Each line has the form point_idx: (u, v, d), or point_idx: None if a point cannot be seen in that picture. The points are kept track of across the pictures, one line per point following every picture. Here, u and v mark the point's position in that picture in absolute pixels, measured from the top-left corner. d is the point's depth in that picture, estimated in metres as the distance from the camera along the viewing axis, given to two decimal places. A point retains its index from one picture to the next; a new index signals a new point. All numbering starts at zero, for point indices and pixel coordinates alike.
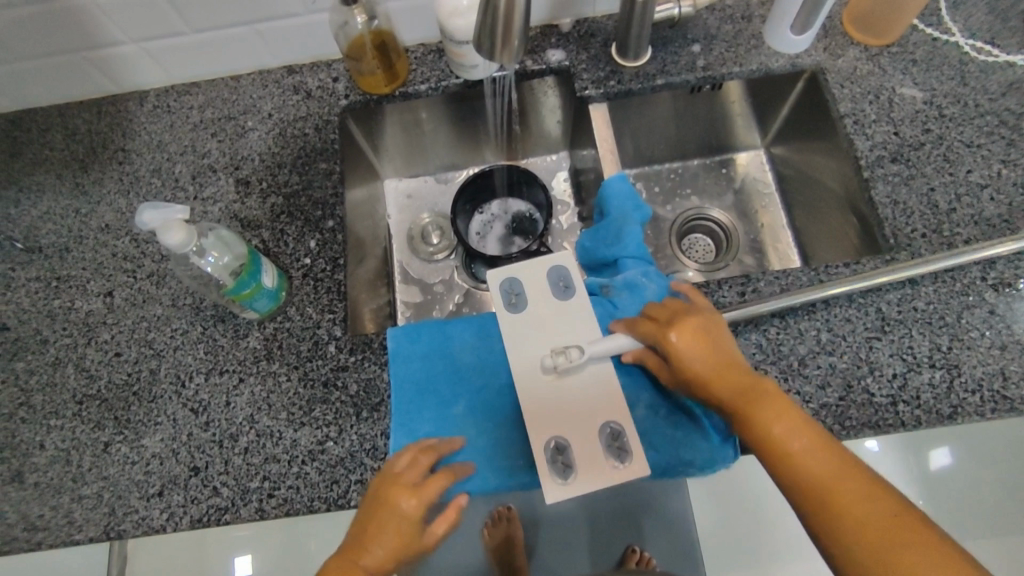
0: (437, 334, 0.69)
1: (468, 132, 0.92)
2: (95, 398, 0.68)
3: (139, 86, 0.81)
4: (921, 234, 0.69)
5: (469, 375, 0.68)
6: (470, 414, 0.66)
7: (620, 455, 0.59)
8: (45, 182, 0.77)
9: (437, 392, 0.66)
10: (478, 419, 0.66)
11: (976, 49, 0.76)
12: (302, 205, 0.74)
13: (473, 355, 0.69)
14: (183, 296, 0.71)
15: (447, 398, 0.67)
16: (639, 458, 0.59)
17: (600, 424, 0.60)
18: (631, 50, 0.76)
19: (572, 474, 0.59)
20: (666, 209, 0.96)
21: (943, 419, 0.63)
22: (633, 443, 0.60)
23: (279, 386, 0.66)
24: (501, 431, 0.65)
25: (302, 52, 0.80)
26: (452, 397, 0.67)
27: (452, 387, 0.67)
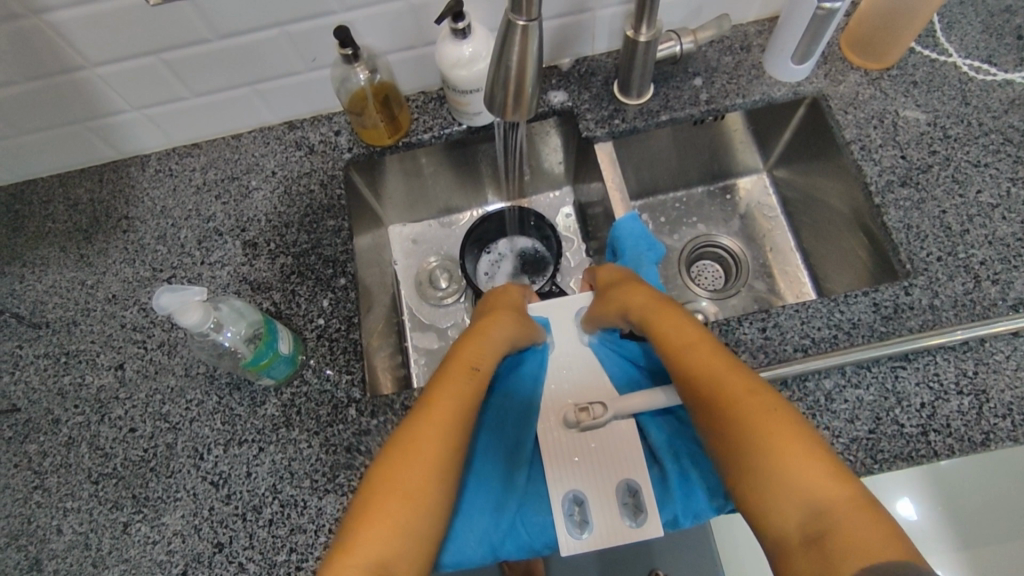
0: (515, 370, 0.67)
1: (470, 175, 0.92)
2: (112, 476, 0.66)
3: (139, 151, 0.80)
4: (937, 257, 0.68)
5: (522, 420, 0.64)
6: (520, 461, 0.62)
7: (640, 509, 0.59)
8: (48, 255, 0.76)
9: (503, 436, 0.64)
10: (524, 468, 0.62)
11: (973, 69, 0.77)
12: (313, 264, 0.73)
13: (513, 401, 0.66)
14: (196, 364, 0.70)
15: (503, 442, 0.64)
16: (656, 515, 0.58)
17: (618, 483, 0.60)
18: (633, 88, 0.76)
19: (584, 531, 0.59)
20: (673, 238, 0.96)
21: (976, 447, 0.62)
22: (650, 502, 0.59)
23: (301, 453, 0.65)
24: (534, 483, 0.62)
25: (303, 108, 0.80)
26: (514, 444, 0.64)
27: (506, 432, 0.65)
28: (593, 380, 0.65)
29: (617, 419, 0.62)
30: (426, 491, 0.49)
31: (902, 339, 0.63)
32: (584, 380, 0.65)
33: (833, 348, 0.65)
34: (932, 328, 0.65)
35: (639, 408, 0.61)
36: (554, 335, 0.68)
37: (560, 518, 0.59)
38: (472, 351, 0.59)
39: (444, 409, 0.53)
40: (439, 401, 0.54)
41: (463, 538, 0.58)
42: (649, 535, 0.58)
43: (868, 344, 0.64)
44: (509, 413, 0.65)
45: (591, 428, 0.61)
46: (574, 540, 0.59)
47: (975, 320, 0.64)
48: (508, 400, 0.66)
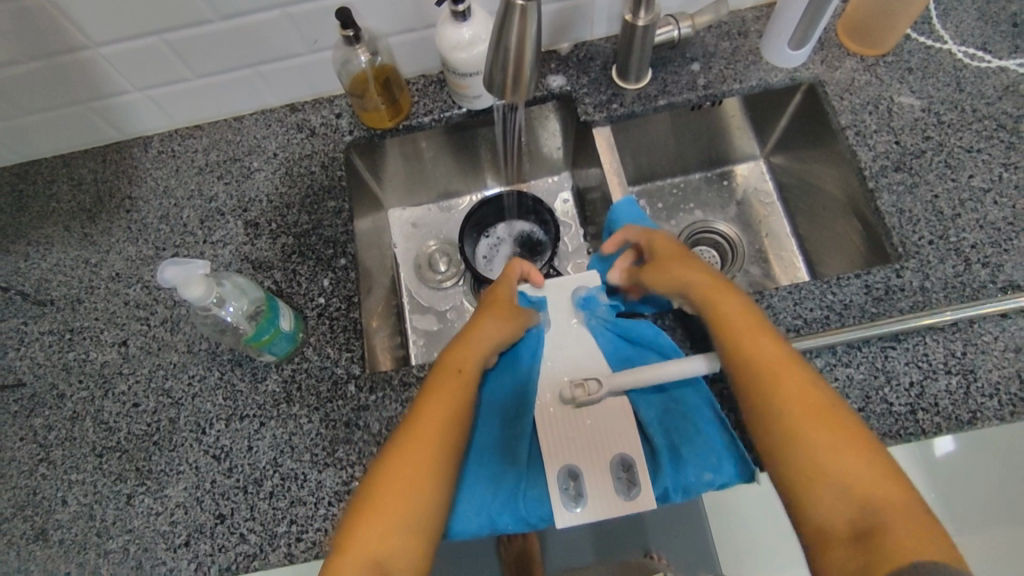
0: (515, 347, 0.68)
1: (470, 159, 0.92)
2: (116, 450, 0.67)
3: (142, 132, 0.81)
4: (929, 241, 0.69)
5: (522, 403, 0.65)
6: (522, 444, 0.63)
7: (632, 484, 0.60)
8: (53, 234, 0.77)
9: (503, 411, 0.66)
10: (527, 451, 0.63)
11: (968, 56, 0.77)
12: (314, 244, 0.74)
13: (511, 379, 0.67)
14: (198, 341, 0.71)
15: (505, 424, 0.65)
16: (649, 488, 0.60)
17: (611, 457, 0.61)
18: (631, 72, 0.77)
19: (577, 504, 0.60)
20: (670, 223, 0.97)
21: (963, 425, 0.63)
22: (643, 475, 0.60)
23: (301, 428, 0.66)
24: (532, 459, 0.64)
25: (304, 90, 0.81)
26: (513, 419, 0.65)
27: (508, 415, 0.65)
28: (589, 357, 0.67)
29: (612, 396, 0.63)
30: (413, 500, 0.51)
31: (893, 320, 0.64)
32: (580, 358, 0.67)
33: (825, 329, 0.66)
34: (922, 309, 0.66)
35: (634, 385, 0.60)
36: (551, 313, 0.69)
37: (555, 491, 0.60)
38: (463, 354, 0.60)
39: (431, 421, 0.55)
40: (435, 394, 0.56)
41: (463, 512, 0.60)
42: (641, 510, 0.60)
43: (860, 324, 0.65)
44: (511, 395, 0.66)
45: (587, 404, 0.63)
46: (569, 512, 0.60)
47: (965, 302, 0.65)
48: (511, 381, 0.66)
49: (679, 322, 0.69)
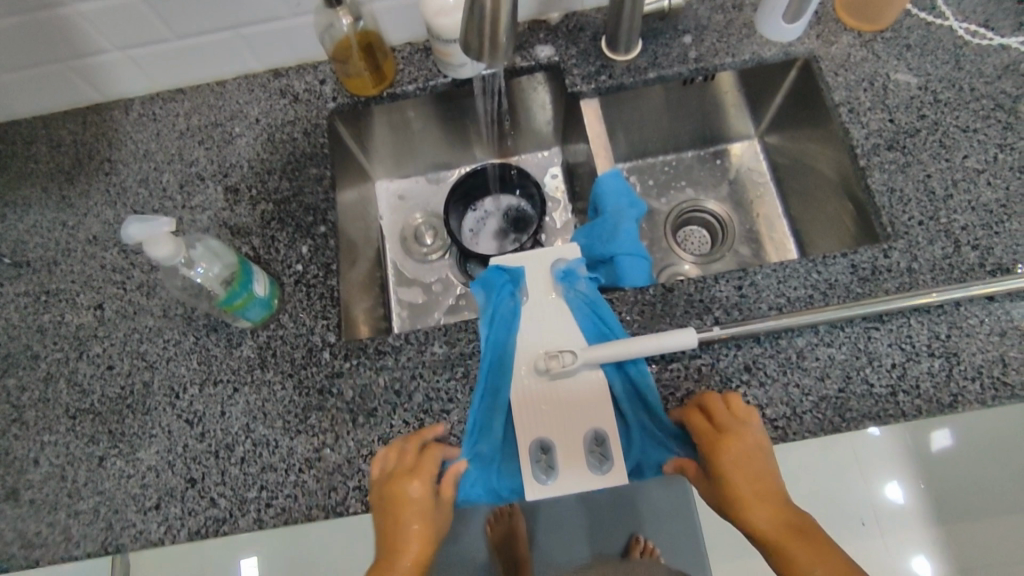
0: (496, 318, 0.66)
1: (457, 131, 0.91)
2: (89, 412, 0.67)
3: (124, 95, 0.80)
4: (919, 221, 0.68)
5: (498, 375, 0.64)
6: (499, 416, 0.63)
7: (604, 458, 0.60)
8: (30, 195, 0.76)
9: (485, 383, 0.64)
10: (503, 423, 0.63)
11: (969, 32, 0.75)
12: (293, 210, 0.73)
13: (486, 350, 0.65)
14: (174, 305, 0.70)
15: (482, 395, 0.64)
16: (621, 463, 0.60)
17: (584, 431, 0.62)
18: (621, 43, 0.75)
19: (548, 475, 0.60)
20: (661, 201, 0.95)
21: (943, 408, 0.62)
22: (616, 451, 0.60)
23: (274, 394, 0.66)
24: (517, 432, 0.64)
25: (287, 56, 0.79)
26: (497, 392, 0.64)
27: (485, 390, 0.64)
28: (565, 331, 0.66)
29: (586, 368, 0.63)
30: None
31: (878, 300, 0.63)
32: (557, 331, 0.66)
33: (808, 307, 0.65)
34: (909, 290, 0.64)
35: (607, 358, 0.60)
36: (529, 286, 0.68)
37: (527, 465, 0.61)
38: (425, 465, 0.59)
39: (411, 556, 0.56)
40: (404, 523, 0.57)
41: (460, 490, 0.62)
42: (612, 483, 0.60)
43: (845, 304, 0.64)
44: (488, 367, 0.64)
45: (560, 376, 0.63)
46: (540, 485, 0.60)
47: (954, 283, 0.64)
48: (487, 352, 0.65)
49: (661, 295, 0.66)
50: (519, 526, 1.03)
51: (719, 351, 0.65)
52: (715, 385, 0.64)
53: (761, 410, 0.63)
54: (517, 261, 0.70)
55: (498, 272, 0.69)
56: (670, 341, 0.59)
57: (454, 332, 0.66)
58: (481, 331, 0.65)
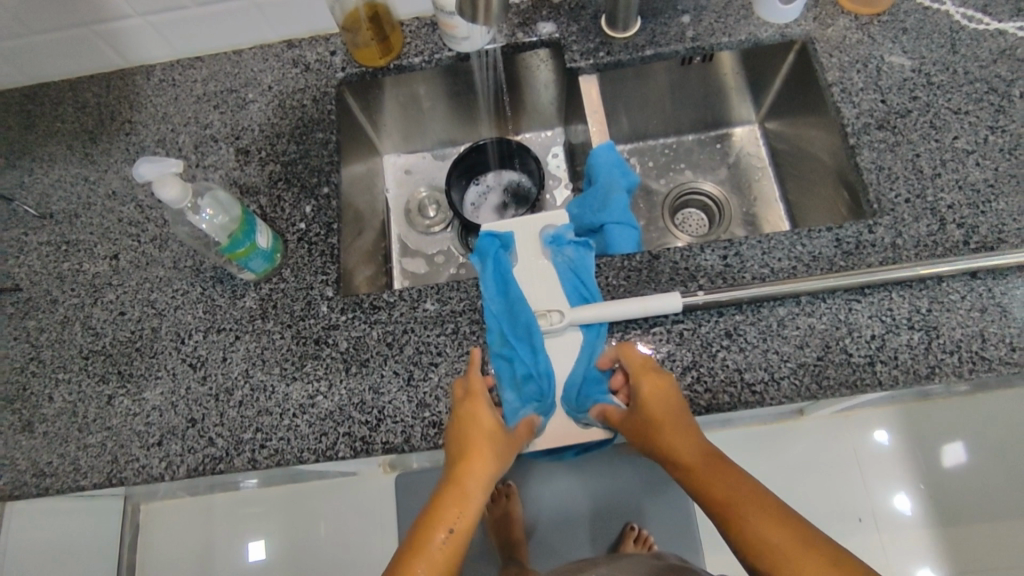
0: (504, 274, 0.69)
1: (463, 109, 0.93)
2: (101, 353, 0.71)
3: (146, 61, 0.85)
4: (905, 198, 0.69)
5: (528, 329, 0.65)
6: (517, 366, 0.65)
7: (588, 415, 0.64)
8: (56, 152, 0.81)
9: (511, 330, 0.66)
10: (522, 373, 0.65)
11: (966, 17, 0.76)
12: (299, 171, 0.76)
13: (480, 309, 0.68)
14: (184, 258, 0.74)
15: (500, 344, 0.65)
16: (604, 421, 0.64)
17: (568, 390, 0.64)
18: (620, 20, 0.78)
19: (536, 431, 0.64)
20: (660, 182, 0.97)
21: (920, 379, 0.62)
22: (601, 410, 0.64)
23: (273, 343, 0.69)
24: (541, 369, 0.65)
25: (300, 27, 0.83)
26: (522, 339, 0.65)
27: (507, 339, 0.65)
28: (550, 293, 0.69)
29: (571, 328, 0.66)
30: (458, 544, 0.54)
31: (857, 274, 0.64)
32: (545, 292, 0.69)
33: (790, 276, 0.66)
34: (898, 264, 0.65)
35: (594, 318, 0.65)
36: (519, 250, 0.71)
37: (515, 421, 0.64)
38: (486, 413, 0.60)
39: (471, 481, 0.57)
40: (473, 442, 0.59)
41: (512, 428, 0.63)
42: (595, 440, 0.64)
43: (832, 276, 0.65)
44: (511, 317, 0.66)
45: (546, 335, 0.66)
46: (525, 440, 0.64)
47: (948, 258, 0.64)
48: (508, 305, 0.67)
49: (646, 263, 0.68)
50: (514, 509, 1.06)
51: (701, 316, 0.66)
52: (695, 349, 0.65)
53: (739, 373, 0.64)
54: (508, 226, 0.73)
55: (489, 236, 0.71)
56: (656, 305, 0.64)
57: (446, 291, 0.69)
58: (492, 285, 0.68)
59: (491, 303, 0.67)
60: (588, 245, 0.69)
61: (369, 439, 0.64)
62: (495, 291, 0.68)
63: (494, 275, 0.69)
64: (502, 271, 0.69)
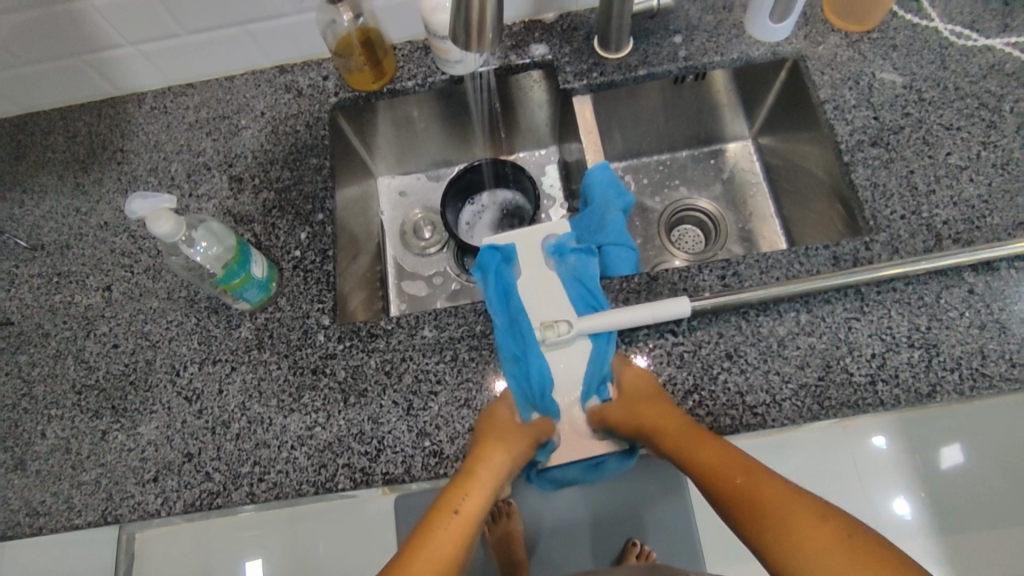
0: (510, 288, 0.69)
1: (457, 130, 0.93)
2: (94, 388, 0.70)
3: (137, 88, 0.84)
4: (901, 215, 0.69)
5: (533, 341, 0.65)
6: (528, 383, 0.64)
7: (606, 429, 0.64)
8: (47, 183, 0.80)
9: (519, 347, 0.65)
10: (536, 388, 0.64)
11: (954, 34, 0.77)
12: (294, 198, 0.76)
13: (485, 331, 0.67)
14: (179, 289, 0.73)
15: (511, 362, 0.65)
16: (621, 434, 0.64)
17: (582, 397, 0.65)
18: (612, 41, 0.78)
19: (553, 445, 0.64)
20: (655, 200, 0.96)
21: (922, 398, 0.62)
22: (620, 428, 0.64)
23: (270, 374, 0.68)
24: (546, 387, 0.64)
25: (292, 52, 0.83)
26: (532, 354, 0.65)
27: (517, 357, 0.65)
28: (556, 303, 0.69)
29: (580, 338, 0.66)
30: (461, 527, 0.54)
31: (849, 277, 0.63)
32: (550, 306, 0.69)
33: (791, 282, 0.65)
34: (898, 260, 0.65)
35: (602, 326, 0.63)
36: (521, 263, 0.71)
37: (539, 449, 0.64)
38: (504, 414, 0.62)
39: (476, 479, 0.57)
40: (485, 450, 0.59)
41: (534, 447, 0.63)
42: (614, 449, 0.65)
43: (830, 275, 0.64)
44: (518, 333, 0.66)
45: (553, 346, 0.66)
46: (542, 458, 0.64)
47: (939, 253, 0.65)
48: (514, 322, 0.66)
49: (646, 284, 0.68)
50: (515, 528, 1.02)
51: (700, 337, 0.66)
52: (696, 372, 0.65)
53: (741, 395, 0.63)
54: (507, 241, 0.73)
55: (491, 249, 0.72)
56: (665, 311, 0.63)
57: (444, 317, 0.68)
58: (496, 301, 0.67)
59: (497, 320, 0.66)
60: (589, 252, 0.71)
61: (369, 470, 0.63)
62: (502, 307, 0.67)
63: (498, 291, 0.68)
64: (506, 286, 0.69)
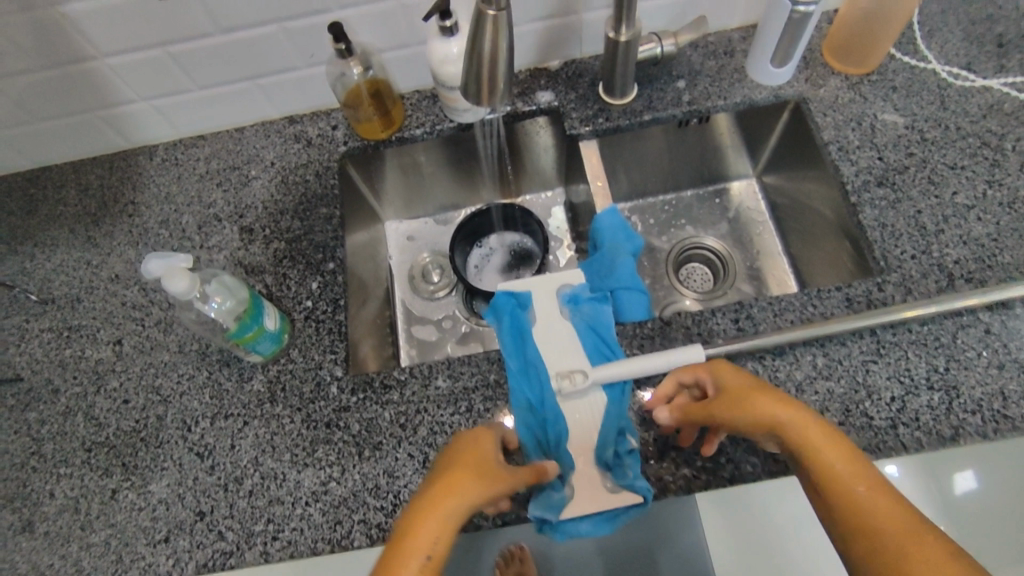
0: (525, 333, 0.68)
1: (464, 174, 0.94)
2: (104, 445, 0.69)
3: (148, 141, 0.85)
4: (911, 255, 0.69)
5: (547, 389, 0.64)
6: (541, 431, 0.64)
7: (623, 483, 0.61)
8: (58, 236, 0.80)
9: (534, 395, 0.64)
10: (549, 437, 0.63)
11: (952, 75, 0.78)
12: (304, 248, 0.76)
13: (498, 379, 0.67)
14: (190, 342, 0.73)
15: (525, 409, 0.64)
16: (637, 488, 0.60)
17: (599, 449, 0.62)
18: (617, 87, 0.79)
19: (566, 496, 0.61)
20: (662, 239, 0.97)
21: (945, 441, 0.61)
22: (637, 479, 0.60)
23: (283, 428, 0.67)
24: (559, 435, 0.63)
25: (301, 103, 0.84)
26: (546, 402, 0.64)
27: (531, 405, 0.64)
28: (571, 350, 0.67)
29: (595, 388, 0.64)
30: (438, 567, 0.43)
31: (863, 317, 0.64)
32: (564, 353, 0.67)
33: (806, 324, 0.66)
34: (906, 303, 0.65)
35: (618, 375, 0.62)
36: (536, 309, 0.70)
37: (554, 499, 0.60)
38: (488, 448, 0.52)
39: (442, 518, 0.44)
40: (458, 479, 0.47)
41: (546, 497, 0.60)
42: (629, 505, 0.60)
43: (844, 319, 0.64)
44: (532, 380, 0.65)
45: (570, 395, 0.64)
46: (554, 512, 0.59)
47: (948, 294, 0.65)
48: (528, 368, 0.65)
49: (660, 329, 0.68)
50: None
51: None
52: None
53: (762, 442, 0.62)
54: (523, 286, 0.72)
55: (506, 294, 0.70)
56: (680, 357, 0.62)
57: (457, 366, 0.68)
58: (512, 345, 0.67)
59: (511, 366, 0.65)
60: (603, 300, 0.70)
61: (385, 526, 0.62)
62: (517, 352, 0.66)
63: (512, 338, 0.67)
64: (522, 331, 0.68)
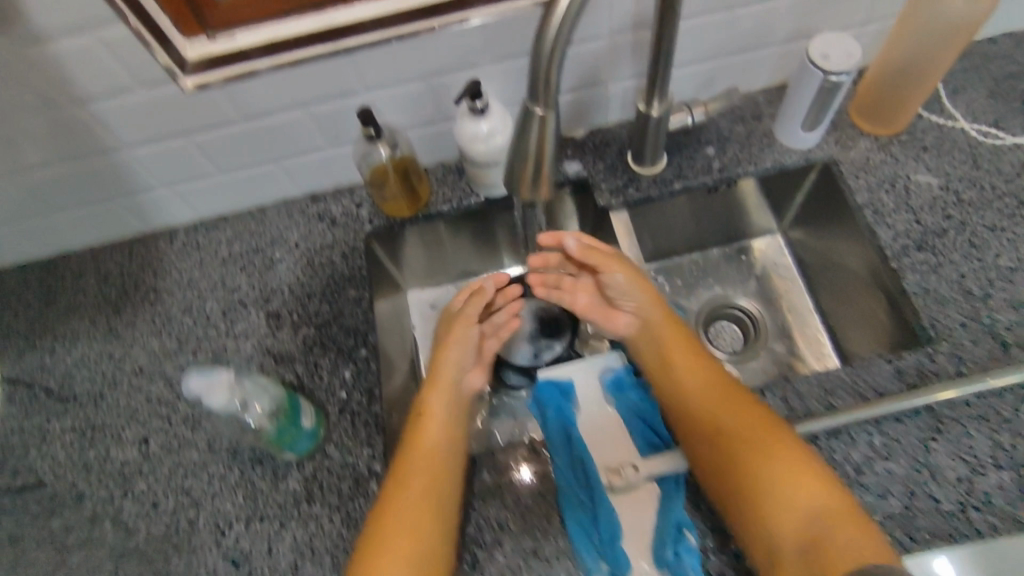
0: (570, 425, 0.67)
1: (488, 242, 0.90)
2: (134, 553, 0.66)
3: (168, 224, 0.83)
4: (960, 322, 0.68)
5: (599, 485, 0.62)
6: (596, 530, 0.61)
7: None
8: (78, 328, 0.78)
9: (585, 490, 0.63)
10: (604, 536, 0.60)
11: (981, 133, 0.78)
12: (334, 334, 0.74)
13: (544, 471, 0.65)
14: (219, 438, 0.70)
15: (577, 507, 0.62)
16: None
17: (658, 548, 0.60)
18: (647, 156, 0.78)
19: None
20: (690, 300, 0.95)
21: (1017, 523, 0.59)
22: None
23: (322, 529, 0.65)
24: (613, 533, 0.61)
25: (323, 180, 0.82)
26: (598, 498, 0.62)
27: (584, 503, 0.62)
28: (619, 441, 0.67)
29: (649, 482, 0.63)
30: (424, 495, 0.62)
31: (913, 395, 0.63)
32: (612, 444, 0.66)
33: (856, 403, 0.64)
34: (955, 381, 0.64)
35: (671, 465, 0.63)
36: (580, 398, 0.70)
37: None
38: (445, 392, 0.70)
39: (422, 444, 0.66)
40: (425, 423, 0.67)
41: None
42: None
43: (894, 397, 0.63)
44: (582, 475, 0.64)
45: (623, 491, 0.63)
46: None
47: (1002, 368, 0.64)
48: (576, 463, 0.64)
49: None
50: None
51: None
52: None
53: None
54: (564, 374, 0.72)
55: (549, 384, 0.70)
56: None
57: (501, 457, 0.66)
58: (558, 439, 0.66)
59: (559, 460, 0.65)
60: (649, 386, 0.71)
61: None
62: (564, 446, 0.66)
63: (558, 428, 0.67)
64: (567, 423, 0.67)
